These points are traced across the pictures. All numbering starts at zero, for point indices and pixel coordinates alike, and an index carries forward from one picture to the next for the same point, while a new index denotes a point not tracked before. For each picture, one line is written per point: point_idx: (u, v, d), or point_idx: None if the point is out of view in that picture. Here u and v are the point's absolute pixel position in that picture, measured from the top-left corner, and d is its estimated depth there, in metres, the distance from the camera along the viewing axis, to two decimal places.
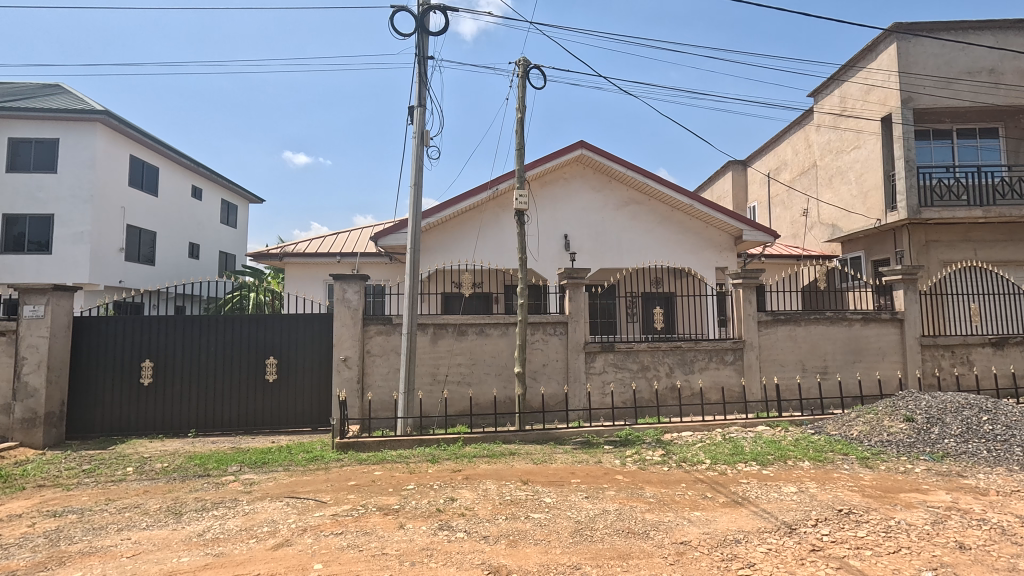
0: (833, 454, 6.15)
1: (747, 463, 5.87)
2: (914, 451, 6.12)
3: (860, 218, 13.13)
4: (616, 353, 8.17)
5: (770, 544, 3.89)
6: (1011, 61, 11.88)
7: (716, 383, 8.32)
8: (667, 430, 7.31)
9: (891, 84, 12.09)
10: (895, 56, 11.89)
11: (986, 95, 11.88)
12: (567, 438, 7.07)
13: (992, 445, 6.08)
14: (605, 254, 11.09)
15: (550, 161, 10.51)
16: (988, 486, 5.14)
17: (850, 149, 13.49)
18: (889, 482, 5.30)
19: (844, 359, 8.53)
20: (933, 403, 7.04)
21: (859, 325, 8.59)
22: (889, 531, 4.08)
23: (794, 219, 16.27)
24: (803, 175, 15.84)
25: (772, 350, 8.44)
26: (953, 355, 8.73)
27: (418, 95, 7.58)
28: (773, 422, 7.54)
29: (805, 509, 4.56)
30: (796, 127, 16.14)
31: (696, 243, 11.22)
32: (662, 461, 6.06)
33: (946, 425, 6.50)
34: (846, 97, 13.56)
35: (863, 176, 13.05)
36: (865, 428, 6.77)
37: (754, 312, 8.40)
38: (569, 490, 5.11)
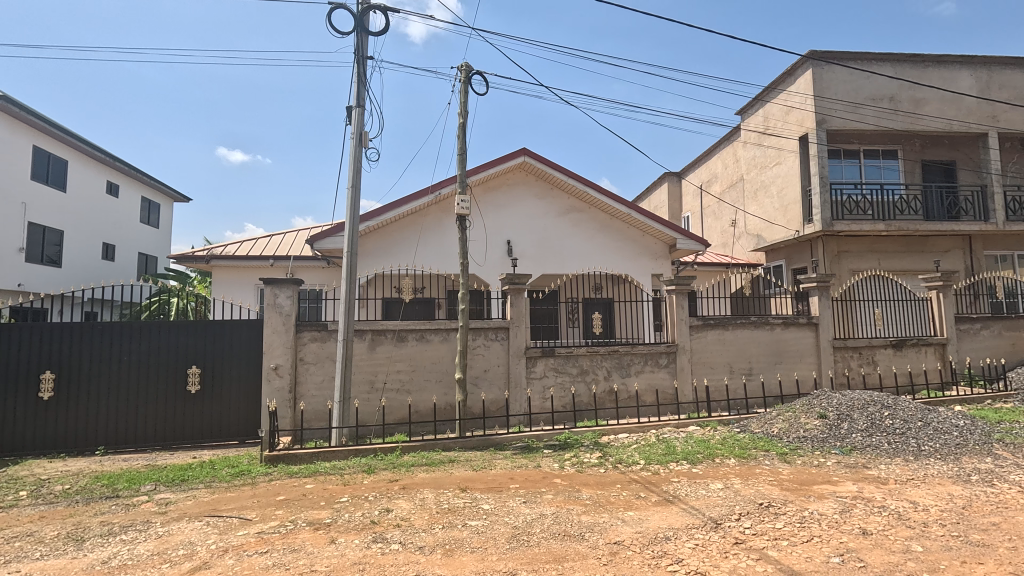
0: (756, 451, 6.53)
1: (679, 462, 6.11)
2: (827, 445, 6.61)
3: (781, 229, 14.10)
4: (556, 358, 8.28)
5: (697, 539, 4.07)
6: (908, 90, 13.23)
7: (651, 386, 8.62)
8: (605, 433, 7.49)
9: (808, 106, 13.08)
10: (811, 80, 12.91)
11: (888, 120, 13.12)
12: (507, 444, 7.08)
13: (891, 437, 6.68)
14: (547, 260, 11.26)
15: (494, 167, 10.56)
16: (888, 476, 5.63)
17: (772, 165, 14.50)
18: (804, 475, 5.69)
19: (768, 361, 9.10)
20: (843, 401, 7.62)
21: (781, 328, 9.20)
22: (804, 521, 4.38)
23: (724, 229, 17.25)
24: (731, 189, 16.82)
25: (703, 353, 8.86)
26: (861, 356, 9.53)
27: (356, 95, 7.40)
28: (703, 422, 7.91)
29: (730, 504, 4.80)
30: (725, 142, 17.12)
31: (633, 250, 11.59)
32: (599, 462, 6.20)
33: (854, 421, 7.06)
34: (768, 116, 14.57)
35: (784, 190, 14.01)
36: (785, 425, 7.25)
37: (686, 317, 8.80)
38: (507, 496, 5.11)
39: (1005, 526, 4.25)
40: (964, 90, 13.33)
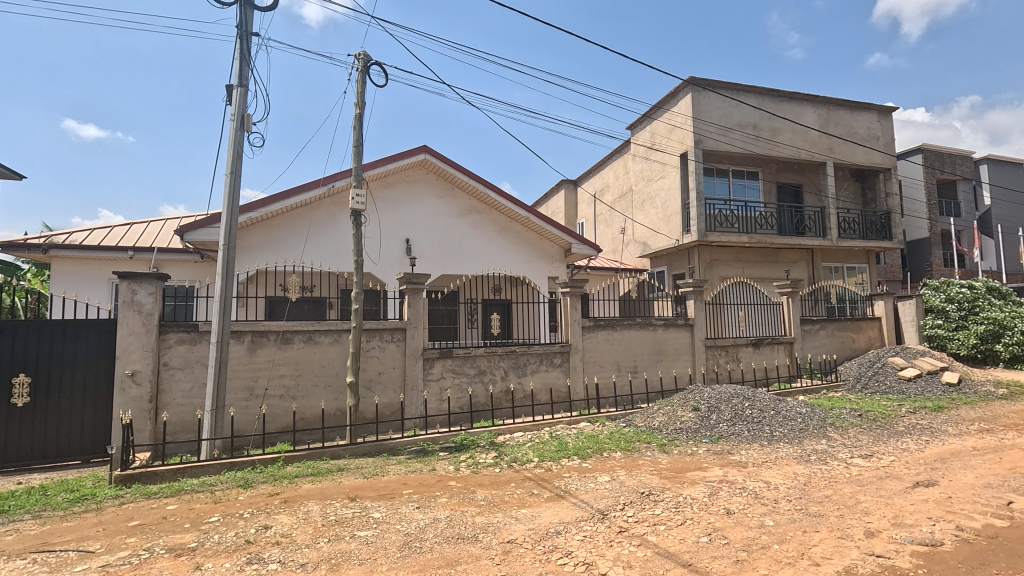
0: (639, 443, 7.00)
1: (570, 457, 6.36)
2: (698, 435, 7.28)
3: (663, 238, 15.33)
4: (453, 359, 8.21)
5: (585, 531, 4.24)
6: (767, 120, 15.09)
7: (545, 385, 8.87)
8: (500, 432, 7.57)
9: (688, 126, 14.37)
10: (691, 103, 14.21)
11: (752, 145, 14.85)
12: (401, 448, 6.87)
13: (750, 425, 7.54)
14: (446, 260, 11.15)
15: (392, 162, 10.23)
16: (747, 460, 6.33)
17: (657, 179, 15.73)
18: (680, 463, 6.21)
19: (650, 359, 9.82)
20: (712, 394, 8.46)
21: (662, 329, 9.99)
22: (679, 506, 4.76)
23: (614, 236, 18.37)
24: (621, 199, 17.96)
25: (594, 352, 9.32)
26: (727, 353, 10.66)
27: (238, 74, 6.73)
28: (592, 418, 8.32)
29: (615, 495, 5.09)
30: (617, 154, 18.24)
31: (531, 253, 11.89)
32: (494, 462, 6.25)
33: (721, 412, 7.87)
34: (654, 133, 15.78)
35: (667, 202, 15.25)
36: (664, 418, 7.87)
37: (579, 318, 9.21)
38: (400, 502, 4.95)
39: (835, 497, 4.98)
40: (809, 124, 15.52)
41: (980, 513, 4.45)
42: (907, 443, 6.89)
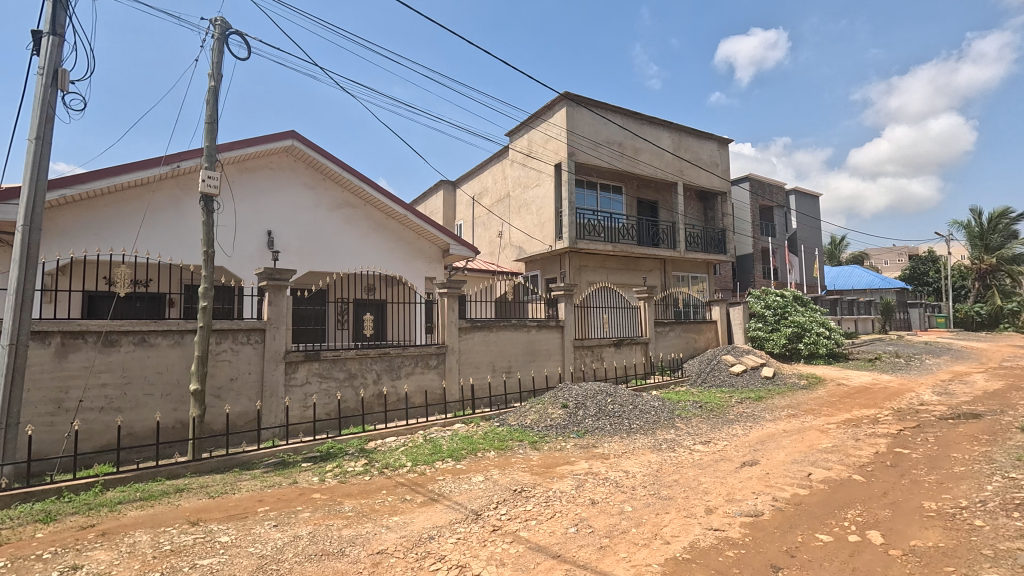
0: (512, 442, 7.16)
1: (444, 460, 6.26)
2: (567, 431, 7.68)
3: (537, 243, 15.98)
4: (320, 362, 7.63)
5: (459, 534, 4.20)
6: (630, 140, 16.55)
7: (420, 387, 8.65)
8: (371, 439, 7.21)
9: (562, 138, 15.17)
10: (565, 117, 15.02)
11: (617, 161, 16.16)
12: (257, 462, 6.19)
13: (612, 419, 8.15)
14: (315, 256, 10.37)
15: (253, 145, 9.25)
16: (609, 452, 6.82)
17: (533, 186, 16.36)
18: (550, 459, 6.47)
19: (524, 359, 10.12)
20: (580, 391, 8.98)
21: (535, 330, 10.36)
22: (549, 501, 4.95)
23: (491, 239, 18.70)
24: (499, 203, 18.35)
25: (470, 354, 9.34)
26: (592, 353, 11.41)
27: (49, 19, 5.53)
28: (467, 419, 8.32)
29: (489, 494, 5.12)
30: (496, 159, 18.60)
31: (408, 253, 11.55)
32: (364, 470, 5.91)
33: (587, 408, 8.39)
34: (531, 142, 16.41)
35: (541, 209, 15.92)
36: (536, 416, 8.16)
37: (455, 319, 9.16)
38: (253, 522, 4.43)
39: (681, 480, 5.58)
40: (664, 147, 17.37)
41: (789, 485, 5.31)
42: (736, 429, 7.99)
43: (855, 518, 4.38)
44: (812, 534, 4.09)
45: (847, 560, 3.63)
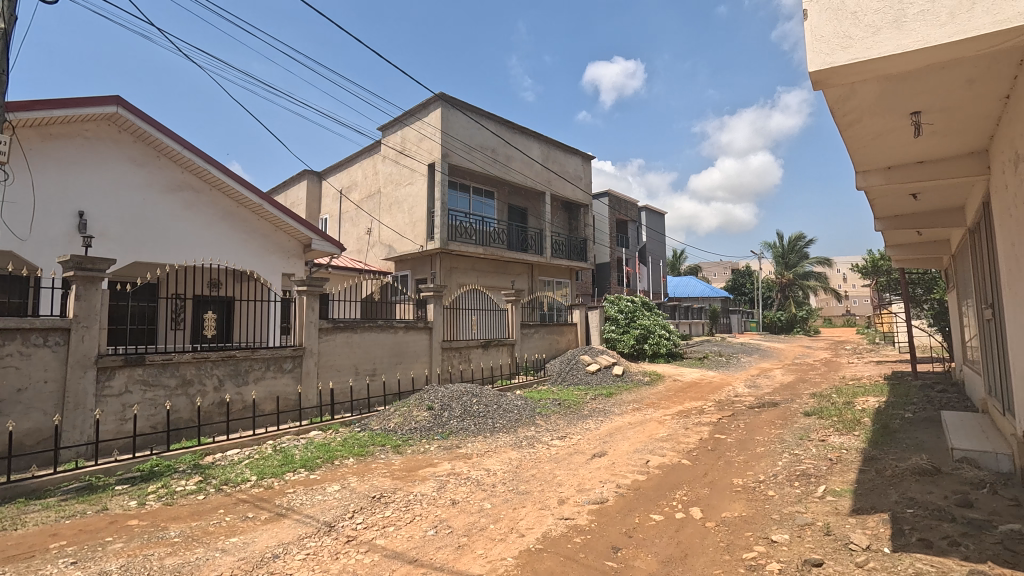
0: (373, 447, 6.90)
1: (295, 471, 5.80)
2: (431, 433, 7.62)
3: (408, 242, 15.67)
4: (146, 367, 6.60)
5: (308, 549, 3.92)
6: (503, 147, 17.05)
7: (271, 393, 7.90)
8: (208, 453, 6.41)
9: (436, 139, 15.07)
10: (440, 117, 14.96)
11: (490, 167, 16.53)
12: (52, 489, 5.13)
13: (476, 419, 8.28)
14: (143, 245, 8.96)
15: (62, 107, 7.71)
16: (472, 451, 6.92)
17: (405, 184, 16.00)
18: (412, 462, 6.36)
19: (389, 361, 9.82)
20: (446, 393, 8.97)
21: (403, 332, 10.12)
22: (408, 505, 4.85)
23: (359, 236, 17.88)
24: (368, 199, 17.62)
25: (330, 356, 8.79)
26: (460, 354, 11.49)
27: None
28: (324, 426, 7.82)
29: (344, 504, 4.86)
30: (366, 153, 17.84)
31: (263, 246, 10.49)
32: (198, 489, 5.23)
33: (452, 409, 8.41)
34: (405, 139, 16.05)
35: (413, 208, 15.63)
36: (400, 419, 7.96)
37: (315, 319, 8.56)
38: (42, 562, 3.66)
39: (538, 474, 5.87)
40: (534, 157, 18.20)
41: (631, 472, 5.88)
42: (589, 423, 8.64)
43: (682, 497, 5.00)
44: (647, 515, 4.58)
45: (674, 535, 4.13)
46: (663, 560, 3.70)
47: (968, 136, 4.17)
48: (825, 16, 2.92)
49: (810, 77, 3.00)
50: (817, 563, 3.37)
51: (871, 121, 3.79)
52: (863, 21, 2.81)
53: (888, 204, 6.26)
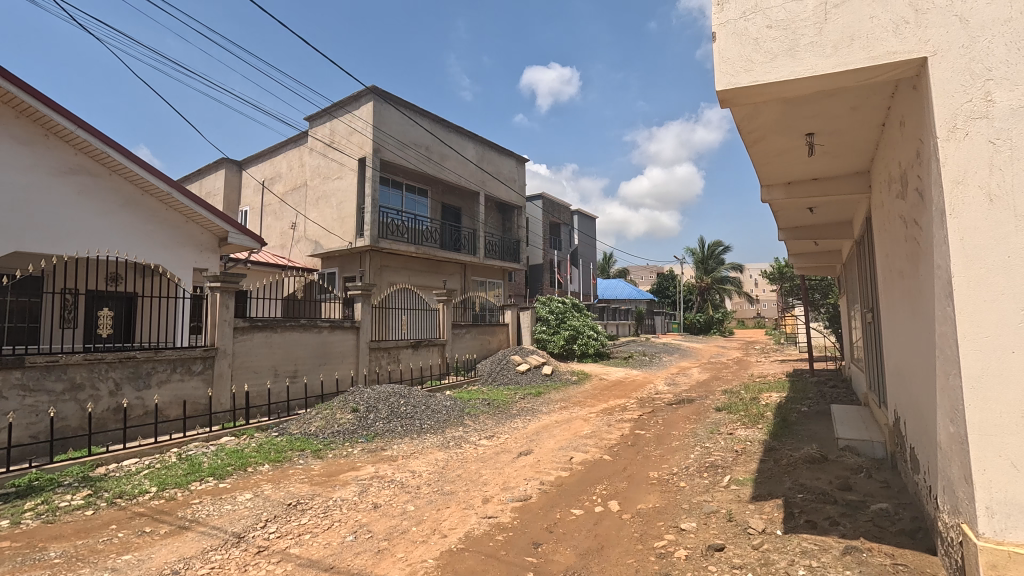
0: (292, 452, 6.58)
1: (202, 480, 5.41)
2: (355, 436, 7.39)
3: (336, 238, 15.10)
4: (25, 370, 5.89)
5: (213, 563, 3.67)
6: (437, 146, 16.87)
7: (177, 397, 7.31)
8: (101, 464, 5.82)
9: (367, 133, 14.64)
10: (372, 111, 14.55)
11: (423, 164, 16.30)
12: None
13: (403, 421, 8.14)
14: (24, 233, 7.97)
15: None
16: (397, 453, 6.79)
17: (334, 178, 15.41)
18: (333, 467, 6.13)
19: (312, 362, 9.39)
20: (372, 394, 8.73)
21: (327, 331, 9.74)
22: (326, 511, 4.67)
23: (283, 231, 16.99)
24: (293, 192, 16.79)
25: (247, 357, 8.27)
26: (389, 355, 11.23)
27: None
28: (238, 431, 7.36)
29: (256, 512, 4.59)
30: (292, 144, 16.98)
31: (171, 238, 9.69)
32: (85, 504, 4.73)
33: (378, 411, 8.21)
34: (334, 131, 15.45)
35: (342, 203, 15.08)
36: (321, 422, 7.65)
37: (230, 318, 8.02)
38: None
39: (464, 475, 5.86)
40: (469, 157, 18.17)
41: (555, 469, 6.03)
42: (517, 422, 8.76)
43: (602, 491, 5.20)
44: (568, 510, 4.71)
45: (593, 528, 4.28)
46: (580, 553, 3.82)
47: (852, 157, 4.65)
48: (731, 40, 3.16)
49: (716, 96, 3.23)
50: (719, 548, 3.62)
51: (772, 139, 4.13)
52: (763, 47, 3.07)
53: (789, 216, 6.85)
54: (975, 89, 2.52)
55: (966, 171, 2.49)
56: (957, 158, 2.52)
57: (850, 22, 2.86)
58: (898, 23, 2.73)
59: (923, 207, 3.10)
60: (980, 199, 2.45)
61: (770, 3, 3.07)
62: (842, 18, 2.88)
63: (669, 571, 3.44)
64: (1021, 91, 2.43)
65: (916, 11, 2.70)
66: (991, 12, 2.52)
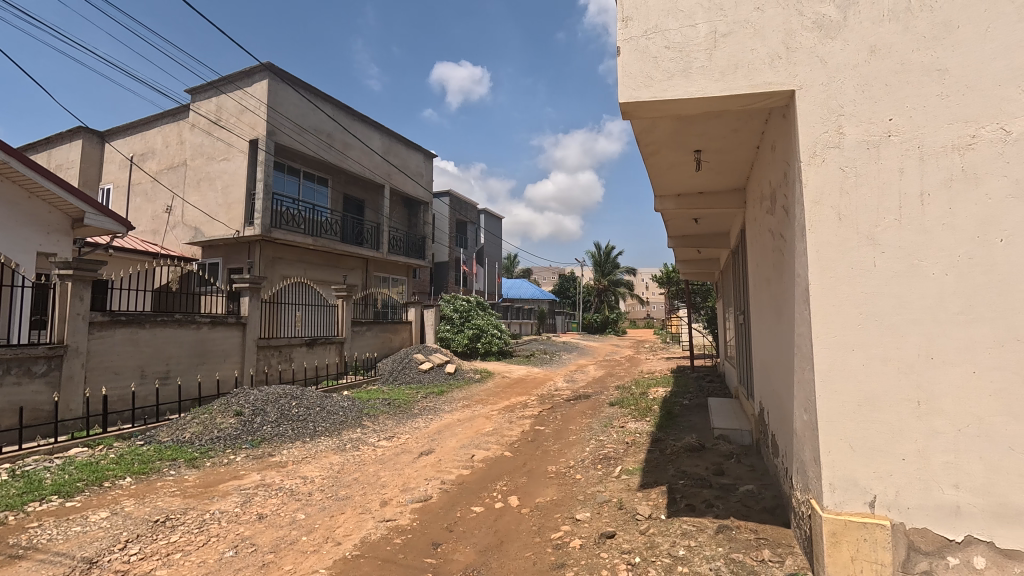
0: (160, 463, 5.87)
1: (43, 500, 4.62)
2: (238, 442, 6.78)
3: (221, 226, 13.75)
4: None
5: None
6: (339, 133, 16.04)
7: (12, 405, 6.17)
8: None
9: (260, 113, 13.50)
10: (266, 90, 13.46)
11: (324, 152, 15.40)
12: None
13: (294, 424, 7.61)
14: None
15: None
16: (287, 459, 6.34)
17: (220, 159, 14.01)
18: (211, 477, 5.57)
19: (188, 362, 8.45)
20: (258, 396, 8.07)
21: (207, 328, 8.82)
22: (201, 526, 4.22)
23: (155, 214, 15.13)
24: (169, 171, 15.01)
25: (105, 356, 7.22)
26: (280, 353, 10.45)
27: None
28: (92, 441, 6.41)
29: (114, 533, 4.02)
30: (169, 118, 15.17)
31: (10, 217, 8.14)
32: None
33: (266, 414, 7.61)
34: (221, 108, 14.05)
35: (229, 188, 13.76)
36: (198, 428, 6.92)
37: (86, 311, 6.96)
38: None
39: (361, 478, 5.63)
40: (374, 148, 17.49)
41: (456, 467, 6.00)
42: (418, 422, 8.61)
43: (502, 487, 5.27)
44: (468, 508, 4.70)
45: (493, 524, 4.31)
46: (480, 550, 3.83)
47: (732, 175, 5.17)
48: (634, 56, 3.36)
49: (619, 107, 3.41)
50: (611, 535, 3.83)
51: (665, 153, 4.47)
52: (661, 66, 3.30)
53: (677, 226, 7.44)
54: (830, 122, 2.91)
55: (821, 193, 2.88)
56: (815, 182, 2.89)
57: (735, 51, 3.17)
58: (773, 57, 3.08)
59: (787, 223, 3.53)
60: (832, 218, 2.85)
61: (668, 25, 3.30)
62: (728, 47, 3.18)
63: (565, 560, 3.57)
64: (864, 127, 2.85)
65: (787, 48, 3.06)
66: (844, 56, 2.93)
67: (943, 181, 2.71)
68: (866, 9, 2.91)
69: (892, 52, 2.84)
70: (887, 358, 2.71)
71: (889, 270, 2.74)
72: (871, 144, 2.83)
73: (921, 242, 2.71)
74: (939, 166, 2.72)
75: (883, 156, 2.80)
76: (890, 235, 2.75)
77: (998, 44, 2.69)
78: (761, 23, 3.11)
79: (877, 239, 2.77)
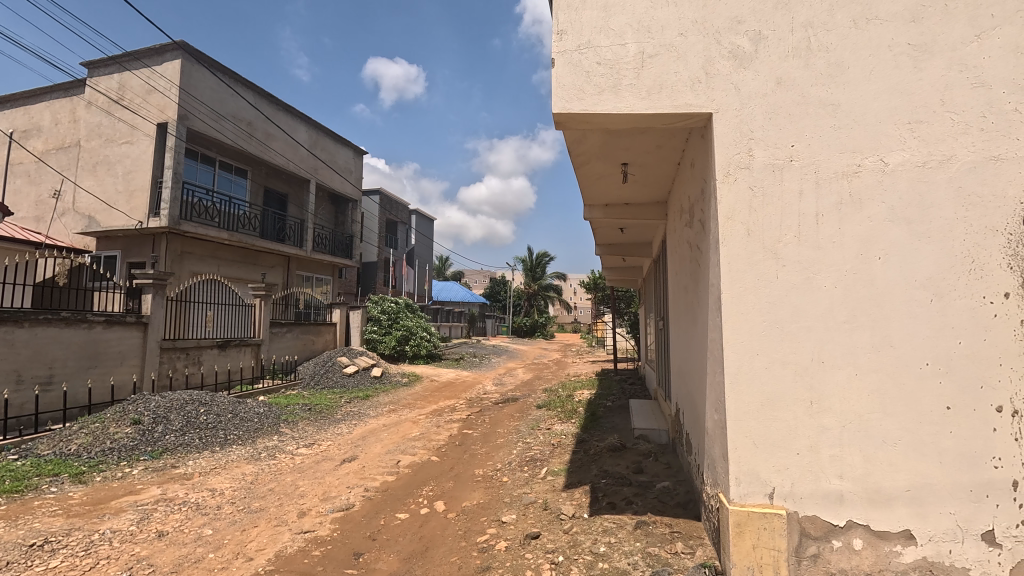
0: (38, 479, 5.21)
1: None
2: (135, 453, 6.18)
3: (120, 215, 12.49)
4: None
5: None
6: (261, 123, 15.14)
7: None
8: None
9: (171, 95, 12.43)
10: (179, 70, 12.43)
11: (243, 141, 14.47)
12: None
13: (203, 432, 7.06)
14: None
15: None
16: (193, 470, 5.86)
17: (121, 142, 12.73)
18: (102, 493, 5.03)
19: (77, 365, 7.57)
20: (160, 403, 7.37)
21: (100, 327, 7.95)
22: (88, 548, 3.80)
23: (40, 199, 13.46)
24: (58, 151, 13.42)
25: None
26: (187, 356, 9.65)
27: None
28: None
29: None
30: (60, 92, 13.58)
31: None
32: None
33: (169, 422, 6.98)
34: (125, 86, 12.80)
35: (131, 174, 12.55)
36: (86, 439, 6.21)
37: None
38: None
39: (277, 488, 5.32)
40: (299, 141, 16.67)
41: (380, 473, 5.85)
42: (341, 428, 8.28)
43: (428, 492, 5.19)
44: (393, 515, 4.59)
45: (418, 530, 4.24)
46: (404, 558, 3.75)
47: (656, 188, 5.46)
48: (567, 68, 3.46)
49: (552, 117, 3.49)
50: (536, 535, 3.90)
51: (595, 164, 4.64)
52: (593, 80, 3.43)
53: (605, 234, 7.75)
54: (742, 145, 3.16)
55: (733, 210, 3.12)
56: (728, 199, 3.13)
57: (661, 72, 3.36)
58: (694, 81, 3.29)
59: (703, 236, 3.78)
60: (742, 232, 3.09)
61: (600, 42, 3.44)
62: (654, 67, 3.37)
63: (491, 563, 3.59)
64: (771, 151, 3.13)
65: (707, 73, 3.28)
66: (754, 85, 3.20)
67: (834, 204, 3.03)
68: (774, 44, 3.20)
69: (795, 86, 3.15)
70: (786, 362, 2.98)
71: (789, 282, 3.01)
72: (776, 168, 3.11)
73: (816, 257, 3.01)
74: (831, 191, 3.04)
75: (785, 178, 3.09)
76: (791, 250, 3.03)
77: (878, 86, 3.07)
78: (684, 48, 3.33)
79: (779, 253, 3.04)
